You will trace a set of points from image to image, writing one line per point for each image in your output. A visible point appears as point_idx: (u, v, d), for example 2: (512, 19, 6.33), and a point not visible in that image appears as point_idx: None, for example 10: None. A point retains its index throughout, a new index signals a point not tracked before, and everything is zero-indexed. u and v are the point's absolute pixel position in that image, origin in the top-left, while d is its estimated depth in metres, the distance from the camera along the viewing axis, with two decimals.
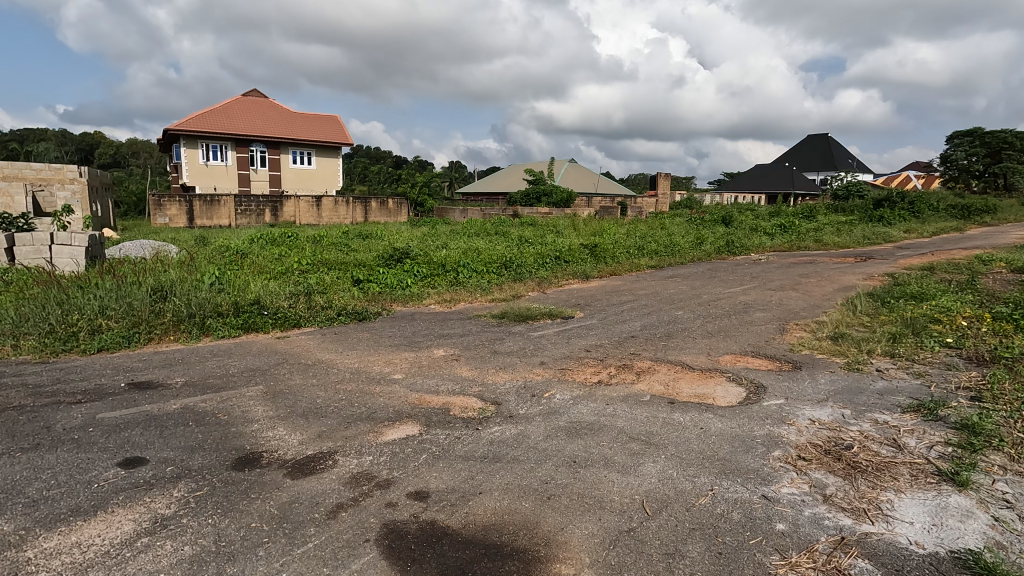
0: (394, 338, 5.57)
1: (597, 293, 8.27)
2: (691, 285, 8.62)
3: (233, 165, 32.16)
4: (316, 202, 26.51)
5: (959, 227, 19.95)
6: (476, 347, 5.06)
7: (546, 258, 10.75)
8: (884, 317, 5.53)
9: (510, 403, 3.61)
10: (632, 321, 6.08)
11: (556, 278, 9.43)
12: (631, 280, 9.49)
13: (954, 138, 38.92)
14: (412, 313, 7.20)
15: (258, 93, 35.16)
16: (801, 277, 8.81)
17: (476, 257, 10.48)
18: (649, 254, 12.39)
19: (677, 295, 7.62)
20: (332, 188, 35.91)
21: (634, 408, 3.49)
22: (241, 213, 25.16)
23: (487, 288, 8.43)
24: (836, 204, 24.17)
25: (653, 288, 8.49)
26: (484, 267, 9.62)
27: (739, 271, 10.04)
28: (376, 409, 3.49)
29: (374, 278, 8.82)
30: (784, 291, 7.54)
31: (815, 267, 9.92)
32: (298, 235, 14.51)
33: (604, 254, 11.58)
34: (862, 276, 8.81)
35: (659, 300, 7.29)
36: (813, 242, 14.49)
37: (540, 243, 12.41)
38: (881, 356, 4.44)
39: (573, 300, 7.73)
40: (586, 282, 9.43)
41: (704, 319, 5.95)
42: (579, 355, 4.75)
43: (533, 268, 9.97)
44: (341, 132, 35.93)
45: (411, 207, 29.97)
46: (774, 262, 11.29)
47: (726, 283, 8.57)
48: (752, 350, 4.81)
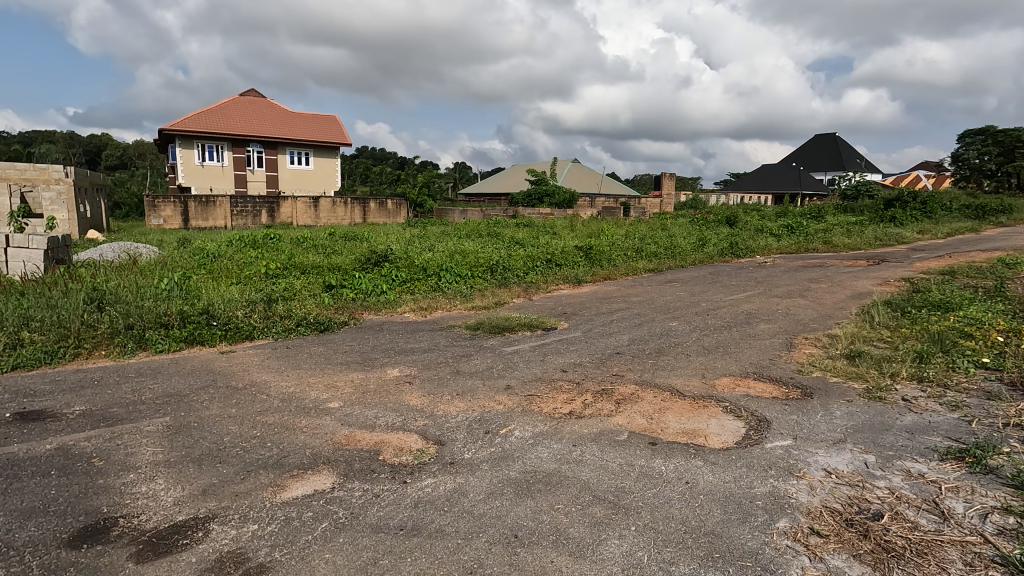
0: (350, 354, 4.93)
1: (588, 300, 7.61)
2: (690, 290, 7.96)
3: (230, 165, 31.70)
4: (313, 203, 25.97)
5: (974, 228, 19.15)
6: (437, 367, 4.42)
7: (537, 261, 10.10)
8: (906, 331, 4.85)
9: (455, 444, 2.96)
10: (620, 333, 5.42)
11: (545, 283, 8.80)
12: (627, 285, 8.82)
13: (966, 137, 37.99)
14: (383, 323, 6.58)
15: (255, 93, 34.74)
16: (810, 282, 8.11)
17: (461, 260, 9.86)
18: (648, 256, 11.73)
19: (673, 303, 6.94)
20: (331, 189, 35.38)
21: (606, 452, 2.83)
22: (236, 214, 24.69)
23: (468, 295, 7.81)
24: (845, 204, 23.38)
25: (649, 294, 7.81)
26: (468, 271, 9.00)
27: (743, 275, 9.34)
28: (291, 452, 2.85)
29: (348, 283, 8.22)
30: (792, 298, 6.85)
31: (825, 271, 9.22)
32: (281, 236, 13.92)
33: (600, 257, 10.94)
34: (877, 281, 8.11)
35: (654, 309, 6.62)
36: (823, 244, 13.76)
37: (532, 244, 11.77)
38: (908, 380, 3.77)
39: (560, 309, 7.07)
40: (578, 288, 8.76)
41: (701, 333, 5.28)
42: (552, 377, 4.10)
43: (521, 272, 9.33)
44: (339, 132, 35.41)
45: (410, 208, 29.41)
46: (781, 265, 10.58)
47: (728, 289, 7.89)
48: (754, 371, 4.14)
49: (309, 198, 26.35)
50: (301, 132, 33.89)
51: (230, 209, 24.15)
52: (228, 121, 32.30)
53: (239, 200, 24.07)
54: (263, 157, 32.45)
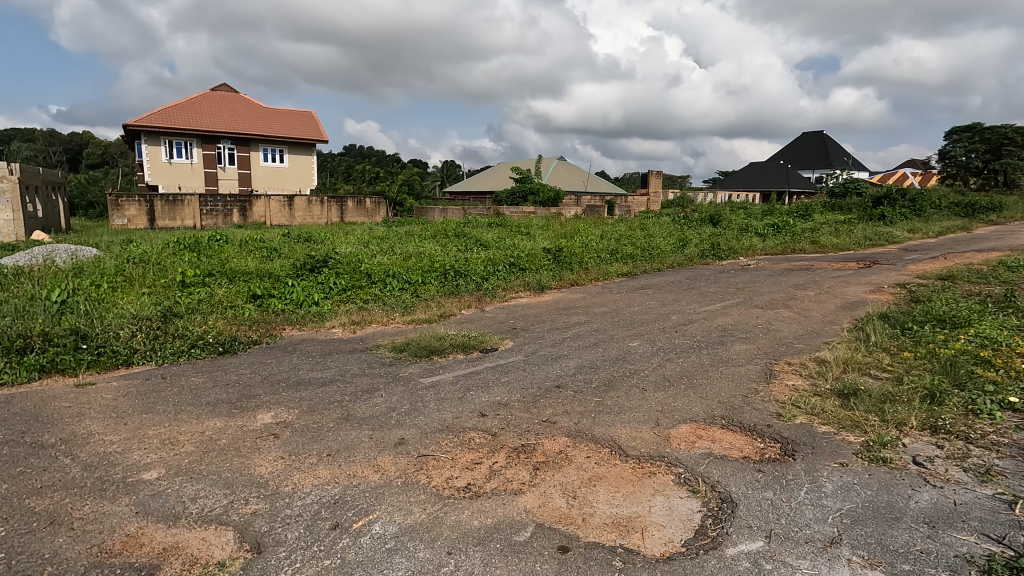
0: (229, 389, 3.98)
1: (546, 311, 6.70)
2: (662, 299, 7.10)
3: (199, 163, 30.48)
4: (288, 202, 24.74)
5: (966, 226, 18.54)
6: (326, 409, 3.48)
7: (497, 265, 9.21)
8: (910, 356, 3.99)
9: (276, 554, 2.02)
10: (568, 358, 4.51)
11: (502, 291, 7.92)
12: (595, 293, 7.92)
13: (953, 134, 37.62)
14: (301, 342, 5.66)
15: (227, 89, 33.49)
16: (796, 289, 7.26)
17: (413, 264, 8.94)
18: (622, 259, 10.89)
19: (641, 316, 6.05)
20: (307, 187, 34.22)
21: (491, 569, 1.93)
22: (206, 214, 23.48)
23: (410, 306, 6.92)
24: (833, 202, 22.70)
25: (616, 305, 6.91)
26: (418, 277, 8.11)
27: (722, 280, 8.49)
28: (18, 575, 1.90)
29: (277, 293, 7.29)
30: (774, 310, 5.98)
31: (812, 276, 8.37)
32: (229, 237, 12.91)
33: (568, 260, 10.08)
34: (869, 287, 7.28)
35: (616, 324, 5.71)
36: (809, 244, 13.00)
37: (498, 246, 10.87)
38: (920, 432, 2.90)
39: (510, 322, 6.15)
40: (539, 296, 7.86)
41: (664, 357, 4.38)
42: (462, 427, 3.17)
43: (477, 277, 8.45)
44: (314, 128, 34.27)
45: (388, 207, 28.36)
46: (765, 268, 9.73)
47: (704, 297, 7.04)
48: (721, 415, 3.24)
49: (283, 197, 25.20)
50: (274, 128, 32.71)
51: (199, 208, 22.89)
52: (197, 116, 31.02)
53: (208, 199, 22.84)
54: (235, 154, 31.24)
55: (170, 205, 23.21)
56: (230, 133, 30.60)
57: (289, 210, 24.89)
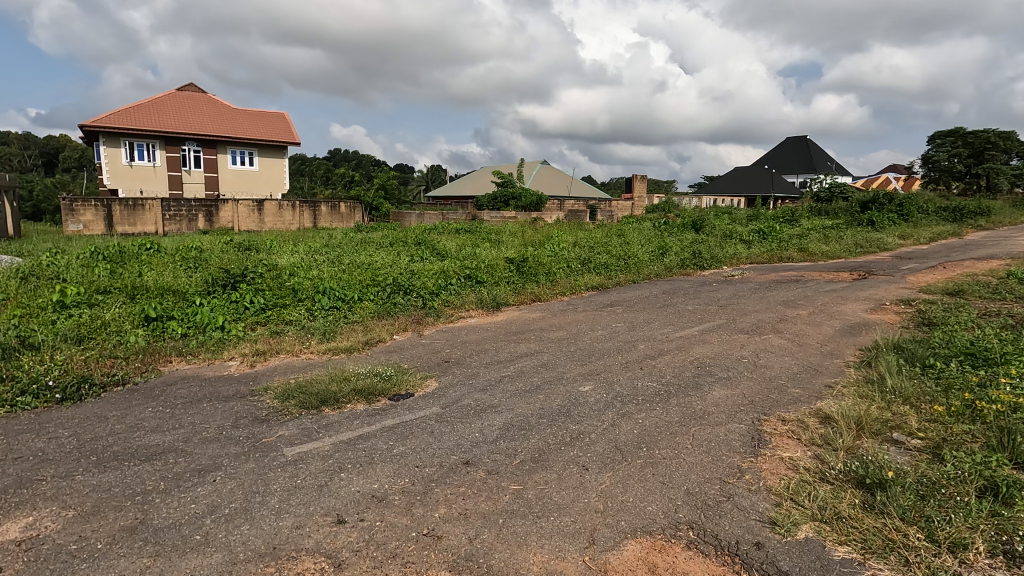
0: (8, 468, 2.84)
1: (493, 336, 5.64)
2: (632, 320, 6.08)
3: (163, 166, 29.05)
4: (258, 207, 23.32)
5: (956, 232, 17.88)
6: (115, 510, 2.37)
7: (450, 278, 8.16)
8: (942, 413, 3.02)
9: None
10: (497, 411, 3.43)
11: (450, 311, 6.87)
12: (557, 312, 6.87)
13: (936, 139, 37.36)
14: (179, 381, 4.55)
15: (194, 89, 32.11)
16: (786, 308, 6.28)
17: (353, 277, 7.85)
18: (595, 270, 9.90)
19: (603, 345, 5.00)
20: (278, 191, 32.88)
21: None
22: (169, 220, 22.09)
23: (334, 331, 5.83)
24: (818, 206, 22.01)
25: (577, 328, 5.85)
26: (354, 293, 7.02)
27: (702, 296, 7.49)
28: None
29: (179, 314, 6.13)
30: (761, 338, 4.97)
31: (802, 290, 7.41)
32: (163, 246, 11.63)
33: (533, 272, 9.06)
34: (869, 305, 6.33)
35: (570, 357, 4.66)
36: (797, 251, 12.14)
37: (458, 255, 9.81)
38: (990, 564, 1.89)
39: (445, 352, 5.06)
40: (493, 316, 6.79)
41: (619, 411, 3.32)
42: (298, 548, 2.09)
43: (424, 292, 7.38)
44: (286, 130, 33.00)
45: (364, 212, 27.06)
46: (751, 280, 8.79)
47: (682, 318, 6.03)
48: (689, 522, 2.20)
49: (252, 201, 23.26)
50: (243, 130, 31.38)
51: (162, 213, 21.23)
52: (160, 117, 29.55)
53: (170, 203, 21.31)
54: (201, 157, 29.82)
55: (129, 210, 21.66)
56: (196, 134, 29.24)
57: (259, 213, 23.34)
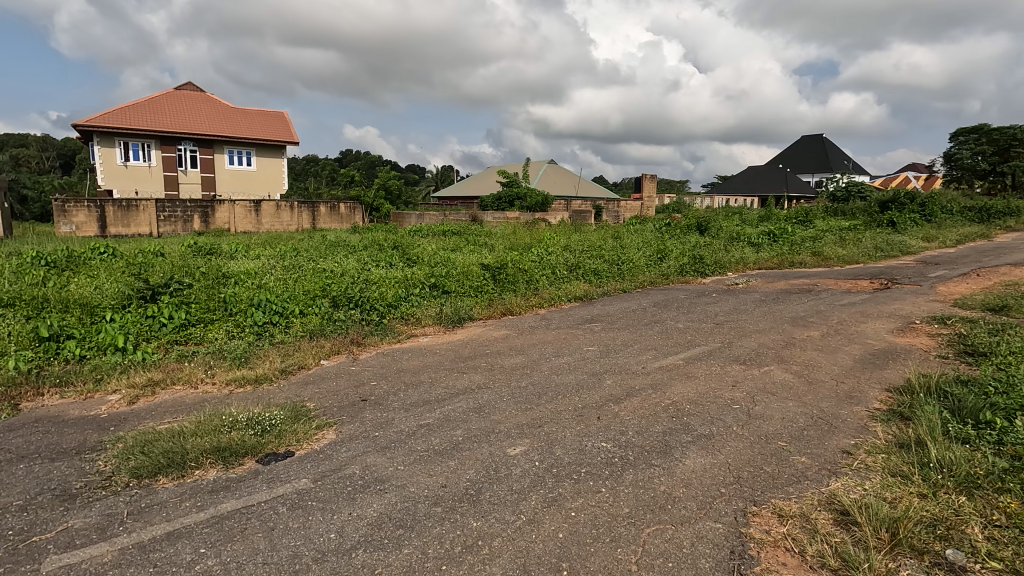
0: None
1: (438, 362, 4.70)
2: (608, 343, 5.10)
3: (158, 166, 28.51)
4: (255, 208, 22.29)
5: (984, 234, 16.63)
6: None
7: (413, 288, 7.23)
8: (1018, 517, 2.02)
9: None
10: (380, 489, 2.48)
11: (401, 328, 5.95)
12: (526, 329, 5.90)
13: (958, 137, 35.79)
14: (28, 424, 3.64)
15: (192, 88, 31.59)
16: (794, 327, 5.26)
17: (302, 287, 6.97)
18: (581, 277, 8.94)
19: (562, 380, 4.02)
20: (277, 192, 32.26)
21: None
22: (164, 221, 21.07)
23: (252, 354, 4.92)
24: (834, 206, 20.81)
25: (540, 352, 4.87)
26: (294, 306, 6.12)
27: (697, 310, 6.48)
28: None
29: (77, 331, 5.23)
30: (760, 372, 3.96)
31: (814, 303, 6.38)
32: (117, 250, 10.78)
33: (510, 281, 8.11)
34: (894, 326, 5.30)
35: (515, 396, 3.70)
36: (810, 255, 11.08)
37: (429, 261, 8.88)
38: None
39: (369, 386, 4.12)
40: (450, 333, 5.85)
41: (547, 496, 2.35)
42: None
43: (377, 303, 6.46)
44: (284, 130, 32.38)
45: (363, 212, 26.18)
46: (756, 290, 7.77)
47: (666, 340, 5.04)
48: None
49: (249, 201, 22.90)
50: (240, 129, 30.77)
51: (156, 214, 20.24)
52: (155, 117, 28.99)
53: (164, 204, 20.42)
54: (197, 157, 29.28)
55: (122, 211, 20.50)
56: (191, 134, 28.67)
57: (256, 214, 22.39)
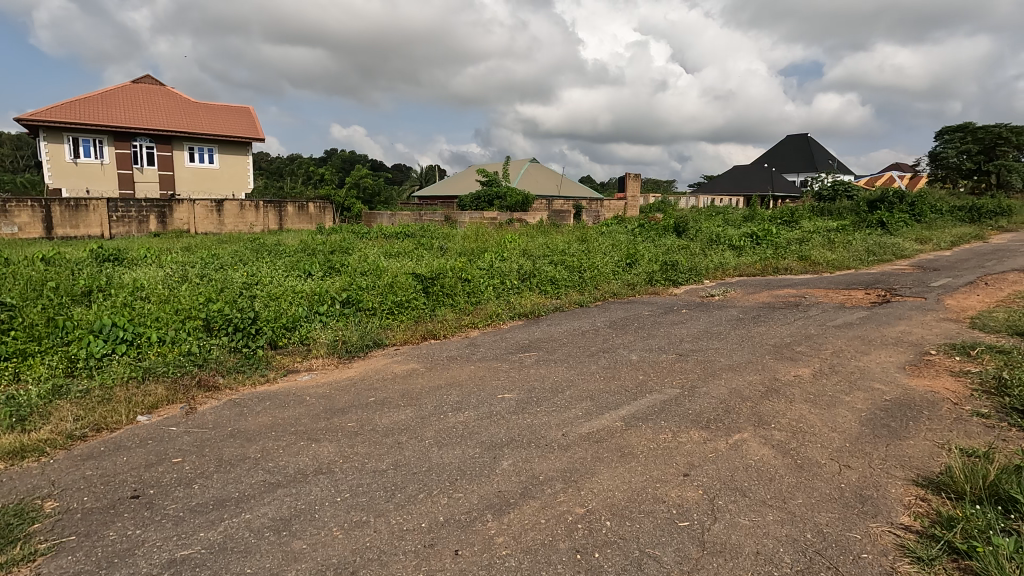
0: None
1: (293, 420, 3.42)
2: (534, 387, 3.84)
3: (112, 163, 26.81)
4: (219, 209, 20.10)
5: (979, 235, 15.65)
6: None
7: (318, 304, 5.93)
8: None
9: None
10: None
11: (280, 364, 4.66)
12: (440, 362, 4.62)
13: (943, 134, 35.13)
14: None
15: (151, 80, 29.95)
16: (777, 362, 4.05)
17: (177, 304, 5.63)
18: (533, 287, 7.71)
19: (440, 457, 2.75)
20: (242, 191, 30.60)
21: None
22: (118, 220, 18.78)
23: (46, 407, 3.57)
24: (820, 206, 19.79)
25: (438, 403, 3.61)
26: (148, 332, 4.78)
27: (660, 333, 5.25)
28: None
29: None
30: (729, 445, 2.73)
31: (801, 326, 5.18)
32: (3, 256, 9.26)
33: (445, 293, 6.84)
34: (905, 359, 4.12)
35: (357, 495, 2.43)
36: (796, 260, 9.94)
37: (355, 269, 7.59)
38: None
39: (165, 468, 2.82)
40: (342, 368, 4.57)
41: None
42: None
43: (263, 326, 5.14)
44: (250, 126, 30.81)
45: (334, 212, 24.40)
46: (735, 304, 6.59)
47: (608, 383, 3.80)
48: None
49: (211, 201, 20.11)
50: (201, 125, 29.16)
51: (108, 213, 18.34)
52: (108, 110, 27.27)
53: (118, 201, 18.39)
54: (155, 154, 27.66)
55: (68, 210, 17.86)
56: (147, 129, 27.04)
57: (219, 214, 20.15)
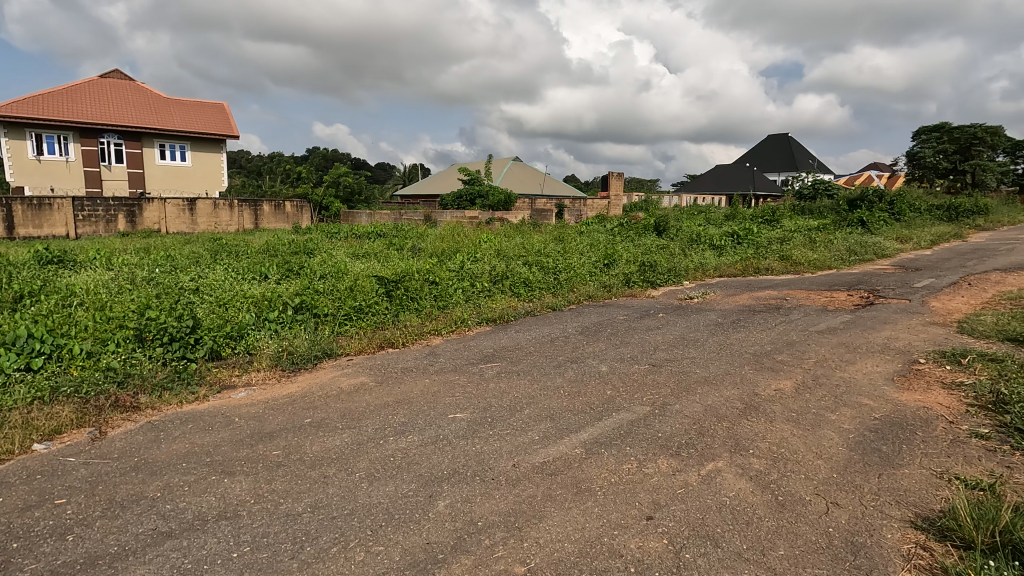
0: None
1: (212, 449, 2.99)
2: (491, 404, 3.45)
3: (78, 161, 25.85)
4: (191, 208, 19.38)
5: (958, 235, 15.62)
6: None
7: (268, 309, 5.48)
8: None
9: None
10: None
11: (215, 378, 4.22)
12: (392, 375, 4.22)
13: (920, 134, 35.48)
14: None
15: (120, 75, 28.98)
16: (757, 374, 3.71)
17: (110, 311, 5.14)
18: (505, 290, 7.32)
19: (367, 497, 2.36)
20: (215, 190, 29.55)
21: None
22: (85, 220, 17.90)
23: None
24: (801, 205, 19.69)
25: (380, 425, 3.21)
26: (69, 343, 4.30)
27: (633, 340, 4.90)
28: None
29: None
30: (701, 478, 2.37)
31: (783, 332, 4.87)
32: None
33: (409, 297, 6.42)
34: (894, 369, 3.81)
35: (258, 550, 2.02)
36: (778, 260, 9.69)
37: (315, 271, 7.13)
38: None
39: (42, 513, 2.38)
40: (284, 383, 4.14)
41: None
42: None
43: (202, 335, 4.69)
44: (224, 122, 29.98)
45: (312, 211, 23.72)
46: (714, 307, 6.27)
47: (572, 400, 3.42)
48: None
49: (183, 201, 19.37)
50: (172, 121, 28.28)
51: (74, 213, 17.49)
52: (73, 106, 26.30)
53: (85, 200, 17.58)
54: (123, 151, 26.75)
55: (31, 209, 16.88)
56: (115, 125, 26.13)
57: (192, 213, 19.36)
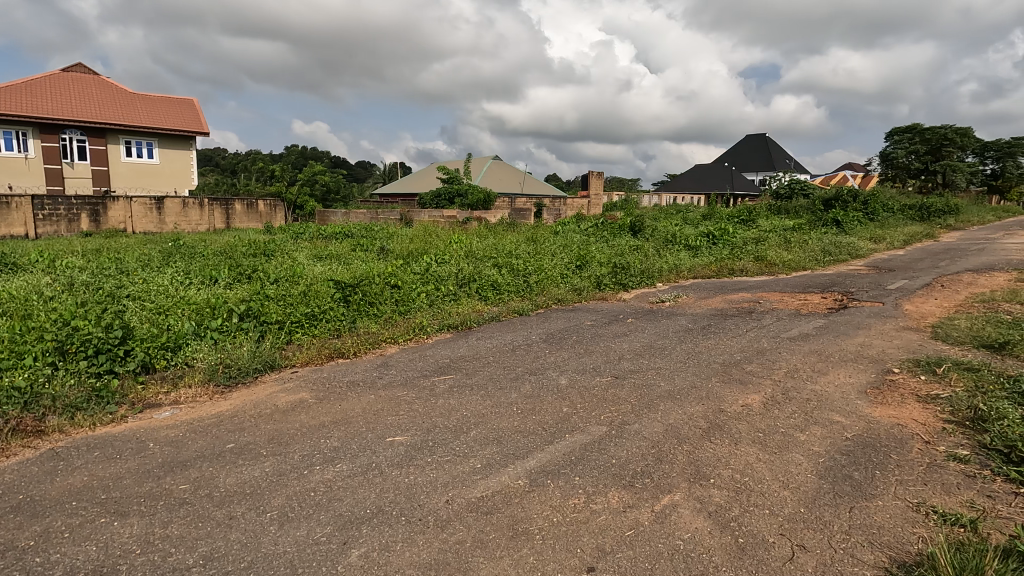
0: None
1: (111, 483, 2.64)
2: (434, 424, 3.15)
3: (38, 157, 24.85)
4: (158, 208, 18.66)
5: (929, 235, 15.73)
6: None
7: (211, 316, 5.10)
8: None
9: None
10: None
11: (139, 396, 3.86)
12: (337, 390, 3.89)
13: (893, 135, 36.02)
14: None
15: (83, 70, 27.97)
16: (724, 387, 3.48)
17: (33, 320, 4.72)
18: (471, 294, 7.02)
19: (271, 546, 2.04)
20: (184, 189, 28.74)
21: None
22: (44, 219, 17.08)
23: None
24: (777, 204, 19.73)
25: (309, 451, 2.89)
26: None
27: (598, 349, 4.64)
28: None
29: None
30: (654, 516, 2.10)
31: (754, 338, 4.66)
32: None
33: (367, 302, 6.08)
34: (867, 380, 3.61)
35: None
36: (753, 260, 9.55)
37: (270, 275, 6.75)
38: None
39: None
40: (216, 401, 3.79)
41: None
42: None
43: (131, 347, 4.30)
44: (193, 119, 29.13)
45: (285, 211, 23.09)
46: (686, 311, 6.05)
47: (523, 419, 3.14)
48: None
49: (149, 199, 18.67)
50: (138, 117, 27.37)
51: (32, 212, 16.68)
52: (33, 100, 25.28)
53: (44, 198, 16.79)
54: (86, 148, 25.81)
55: None
56: (77, 121, 25.19)
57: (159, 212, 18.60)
